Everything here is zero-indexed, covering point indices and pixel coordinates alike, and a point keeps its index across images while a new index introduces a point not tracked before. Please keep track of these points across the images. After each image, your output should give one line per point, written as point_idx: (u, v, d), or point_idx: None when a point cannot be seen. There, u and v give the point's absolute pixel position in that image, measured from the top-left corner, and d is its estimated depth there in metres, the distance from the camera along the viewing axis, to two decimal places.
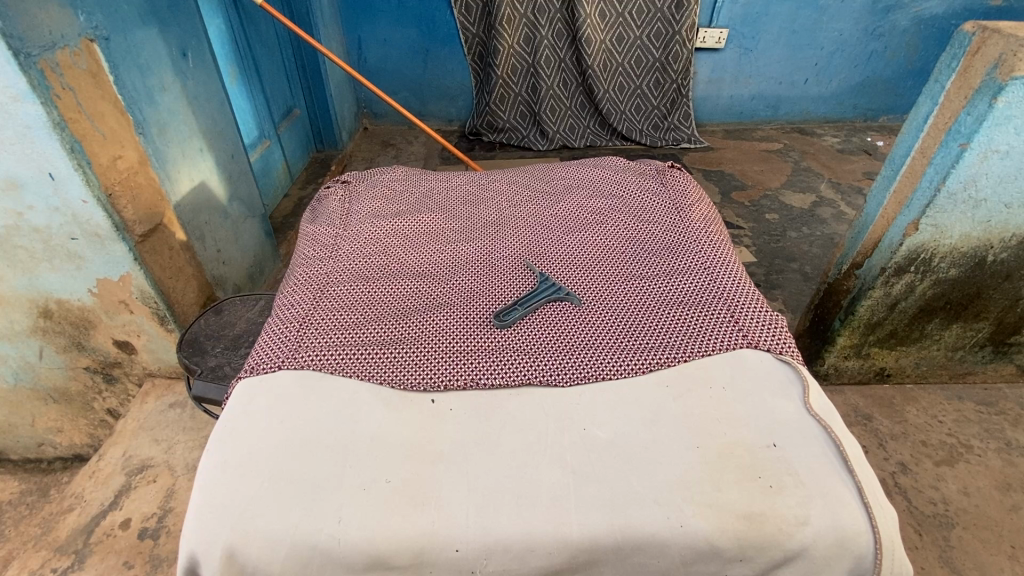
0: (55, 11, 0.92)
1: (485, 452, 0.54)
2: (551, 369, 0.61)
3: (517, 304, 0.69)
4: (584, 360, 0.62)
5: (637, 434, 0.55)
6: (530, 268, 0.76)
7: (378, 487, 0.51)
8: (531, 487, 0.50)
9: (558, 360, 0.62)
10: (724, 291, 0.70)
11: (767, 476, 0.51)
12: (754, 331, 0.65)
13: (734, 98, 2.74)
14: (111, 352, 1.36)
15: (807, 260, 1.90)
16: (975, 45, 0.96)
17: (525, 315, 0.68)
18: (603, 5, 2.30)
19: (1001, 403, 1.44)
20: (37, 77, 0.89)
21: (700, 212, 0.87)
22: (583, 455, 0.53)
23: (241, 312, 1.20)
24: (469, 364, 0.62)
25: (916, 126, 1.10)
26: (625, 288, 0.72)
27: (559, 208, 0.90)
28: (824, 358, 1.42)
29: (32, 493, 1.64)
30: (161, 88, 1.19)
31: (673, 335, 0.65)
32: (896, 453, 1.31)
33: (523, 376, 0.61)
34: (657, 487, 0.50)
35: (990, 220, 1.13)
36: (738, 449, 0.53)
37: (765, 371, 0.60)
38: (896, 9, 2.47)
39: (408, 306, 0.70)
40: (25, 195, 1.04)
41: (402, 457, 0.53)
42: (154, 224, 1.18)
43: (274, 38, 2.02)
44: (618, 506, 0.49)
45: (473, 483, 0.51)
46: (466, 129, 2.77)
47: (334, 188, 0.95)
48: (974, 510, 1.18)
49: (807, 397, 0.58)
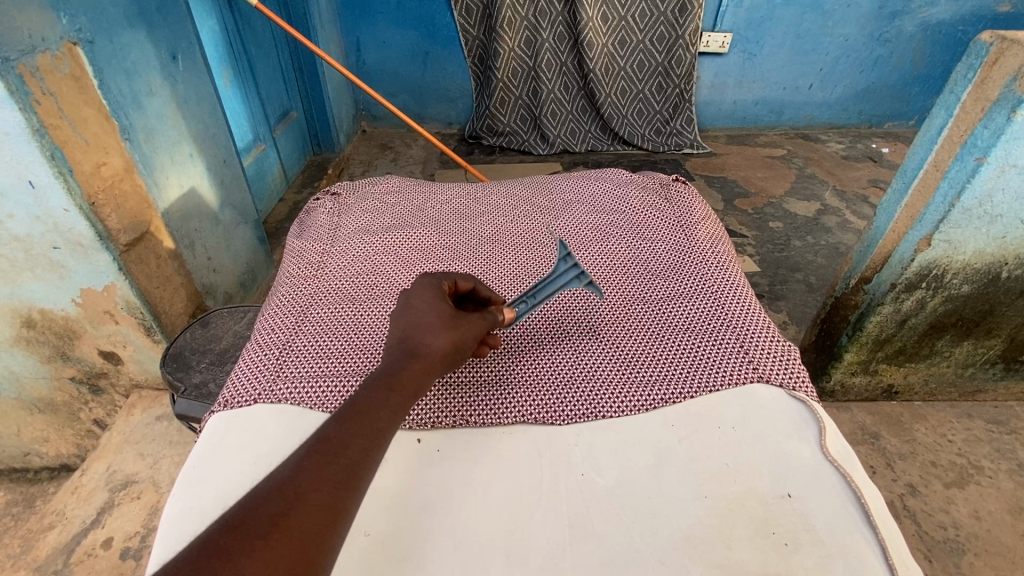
0: (34, 12, 0.88)
1: (470, 501, 0.50)
2: (544, 404, 0.58)
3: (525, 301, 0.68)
4: (583, 395, 0.59)
5: (637, 482, 0.51)
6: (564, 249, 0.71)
7: (355, 541, 0.47)
8: (520, 545, 0.46)
9: (555, 394, 0.59)
10: (731, 319, 0.67)
11: (783, 534, 0.46)
12: (765, 363, 0.61)
13: (738, 103, 2.70)
14: (96, 363, 1.32)
15: (812, 270, 1.86)
16: (992, 55, 0.92)
17: (522, 341, 0.66)
18: (605, 8, 2.27)
19: (1012, 422, 1.39)
20: (16, 82, 0.85)
21: (707, 230, 0.83)
22: (578, 506, 0.49)
23: (229, 325, 1.15)
24: (462, 402, 0.59)
25: (929, 138, 1.06)
26: (627, 316, 0.69)
27: (556, 225, 0.86)
28: (830, 374, 1.38)
29: (17, 503, 1.59)
30: (149, 92, 1.15)
31: (678, 368, 0.61)
32: (904, 473, 1.26)
33: (519, 413, 0.58)
34: (659, 548, 0.46)
35: (1005, 236, 1.09)
36: (749, 500, 0.49)
37: (777, 410, 0.56)
38: (903, 14, 2.43)
39: None
40: (4, 203, 1.00)
41: (380, 507, 0.50)
42: (140, 233, 1.14)
43: (270, 40, 1.98)
44: (616, 566, 0.45)
45: (458, 537, 0.47)
46: (466, 132, 2.72)
47: (323, 200, 0.92)
48: (985, 535, 1.14)
49: (823, 440, 0.53)
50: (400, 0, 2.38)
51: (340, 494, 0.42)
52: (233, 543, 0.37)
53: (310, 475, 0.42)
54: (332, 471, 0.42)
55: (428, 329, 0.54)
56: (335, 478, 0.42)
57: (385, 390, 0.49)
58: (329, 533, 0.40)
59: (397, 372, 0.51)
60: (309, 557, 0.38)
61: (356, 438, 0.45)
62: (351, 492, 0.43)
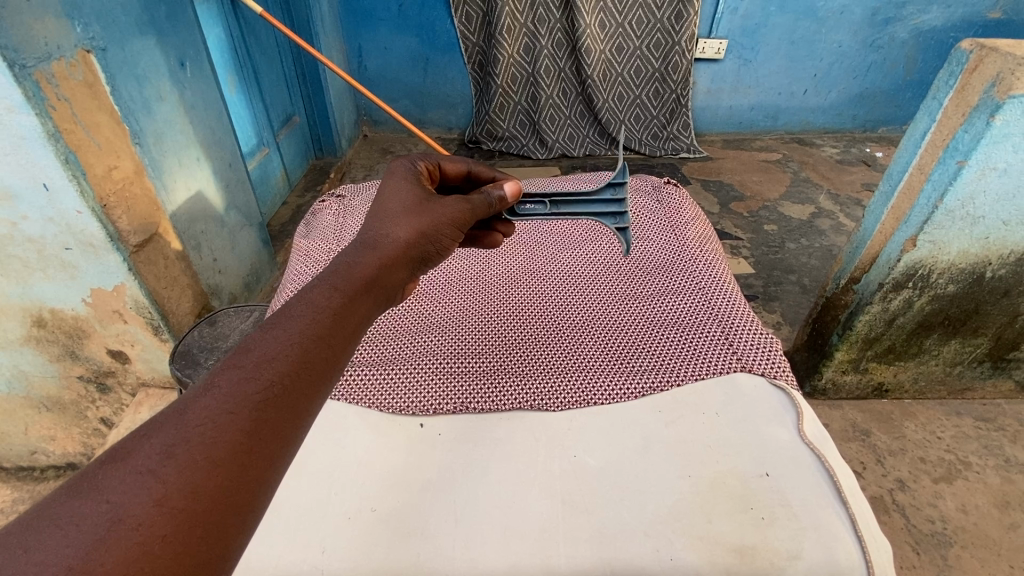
0: (52, 21, 0.92)
1: (474, 479, 0.60)
2: (555, 392, 0.69)
3: (546, 200, 0.75)
4: (589, 382, 0.69)
5: (629, 463, 0.61)
6: (620, 182, 0.76)
7: (363, 515, 0.57)
8: (519, 518, 0.56)
9: (564, 383, 0.70)
10: (717, 312, 0.77)
11: (760, 509, 0.56)
12: (746, 353, 0.71)
13: (734, 108, 2.75)
14: (105, 362, 1.34)
15: (806, 272, 1.90)
16: (973, 62, 0.96)
17: (536, 335, 0.77)
18: (602, 15, 2.31)
19: (1000, 420, 1.43)
20: (32, 88, 0.88)
21: (696, 231, 0.94)
22: (575, 486, 0.59)
23: (235, 324, 1.19)
24: (488, 386, 0.70)
25: (914, 142, 1.10)
26: (621, 314, 0.79)
27: (549, 238, 0.97)
28: (822, 373, 1.42)
29: (24, 501, 1.62)
30: (158, 98, 1.18)
31: (667, 359, 0.71)
32: (894, 469, 1.29)
33: (535, 398, 0.68)
34: (646, 522, 0.55)
35: (989, 237, 1.12)
36: (730, 478, 0.59)
37: (759, 397, 0.66)
38: (896, 21, 2.47)
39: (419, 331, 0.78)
40: (18, 204, 1.03)
41: (387, 487, 0.59)
42: (149, 235, 1.18)
43: (274, 47, 2.02)
44: (609, 539, 0.54)
45: (459, 513, 0.57)
46: (465, 137, 2.77)
47: (328, 201, 0.99)
48: (973, 529, 1.17)
49: (801, 424, 0.63)
50: (402, 7, 2.42)
51: (258, 419, 0.38)
52: (114, 478, 0.32)
53: (223, 395, 0.38)
54: (248, 394, 0.38)
55: (393, 217, 0.60)
56: (252, 401, 0.38)
57: (320, 297, 0.47)
58: (249, 463, 0.36)
59: (345, 269, 0.52)
60: (221, 491, 0.34)
61: (278, 355, 0.41)
62: (275, 413, 0.39)
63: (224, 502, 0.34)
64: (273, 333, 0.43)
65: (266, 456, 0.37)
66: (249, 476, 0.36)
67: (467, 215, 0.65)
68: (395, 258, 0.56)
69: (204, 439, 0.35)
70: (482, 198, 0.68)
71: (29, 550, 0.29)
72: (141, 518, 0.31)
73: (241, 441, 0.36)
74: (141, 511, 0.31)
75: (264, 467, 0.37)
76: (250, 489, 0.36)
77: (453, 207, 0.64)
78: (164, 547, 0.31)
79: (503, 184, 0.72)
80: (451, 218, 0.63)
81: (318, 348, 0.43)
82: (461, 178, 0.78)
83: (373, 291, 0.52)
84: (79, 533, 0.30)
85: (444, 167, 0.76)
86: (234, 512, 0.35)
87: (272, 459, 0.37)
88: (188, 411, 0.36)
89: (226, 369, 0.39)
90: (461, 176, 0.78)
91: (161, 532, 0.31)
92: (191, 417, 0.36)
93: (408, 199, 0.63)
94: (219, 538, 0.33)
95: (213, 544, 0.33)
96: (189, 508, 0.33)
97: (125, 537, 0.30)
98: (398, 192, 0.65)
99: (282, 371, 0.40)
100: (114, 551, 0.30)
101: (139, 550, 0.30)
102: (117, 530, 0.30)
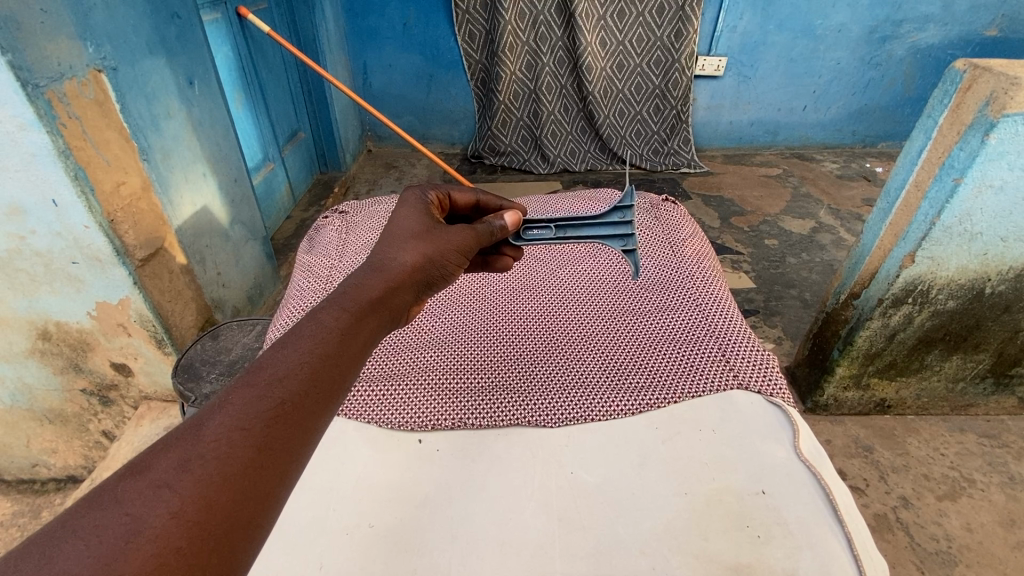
0: (64, 42, 0.94)
1: (473, 494, 0.60)
2: (555, 408, 0.69)
3: (552, 225, 0.76)
4: (587, 399, 0.70)
5: (627, 478, 0.61)
6: (629, 205, 0.76)
7: (361, 530, 0.57)
8: (518, 534, 0.56)
9: (562, 400, 0.70)
10: (715, 328, 0.78)
11: (757, 527, 0.56)
12: (744, 371, 0.71)
13: (734, 124, 2.77)
14: (108, 375, 1.35)
15: (807, 287, 1.90)
16: (967, 81, 0.97)
17: (537, 352, 0.78)
18: (603, 34, 2.35)
19: (1004, 436, 1.42)
20: (44, 107, 0.90)
21: (693, 247, 0.96)
22: (571, 500, 0.59)
23: (238, 337, 1.19)
24: (486, 403, 0.71)
25: (910, 159, 1.11)
26: (619, 330, 0.80)
27: (549, 254, 0.98)
28: (824, 388, 1.41)
29: (24, 514, 1.61)
30: (167, 115, 1.21)
31: (664, 375, 0.72)
32: (898, 486, 1.28)
33: (535, 415, 0.69)
34: (640, 539, 0.55)
35: (988, 253, 1.13)
36: (727, 495, 0.59)
37: (756, 414, 0.67)
38: (893, 39, 2.50)
39: (418, 348, 0.79)
40: (28, 219, 1.04)
41: (386, 503, 0.60)
42: (155, 249, 1.19)
43: (281, 65, 2.06)
44: (603, 554, 0.54)
45: (457, 530, 0.57)
46: (467, 152, 2.80)
47: (331, 218, 1.01)
48: (977, 547, 1.15)
49: (796, 441, 0.63)
50: (407, 26, 2.47)
51: (269, 435, 0.38)
52: (133, 491, 0.33)
53: (234, 411, 0.38)
54: (260, 412, 0.39)
55: (401, 242, 0.61)
56: (263, 417, 0.39)
57: (329, 317, 0.48)
58: (260, 478, 0.37)
59: (353, 291, 0.52)
60: (233, 504, 0.35)
61: (289, 373, 0.42)
62: (283, 430, 0.39)
63: (237, 517, 0.35)
64: (284, 352, 0.44)
65: (277, 472, 0.38)
66: (260, 490, 0.37)
67: (473, 236, 0.67)
68: (400, 281, 0.57)
69: (217, 454, 0.36)
70: (486, 227, 0.69)
71: (52, 561, 0.29)
72: (159, 529, 0.32)
73: (252, 456, 0.37)
74: (158, 523, 0.32)
75: (273, 482, 0.37)
76: (259, 503, 0.36)
77: (459, 235, 0.65)
78: (179, 559, 0.31)
79: (503, 214, 0.73)
80: (456, 244, 0.64)
81: (326, 367, 0.44)
82: (470, 206, 0.80)
83: (378, 311, 0.53)
84: (99, 544, 0.30)
85: (455, 197, 0.78)
86: (245, 525, 0.35)
87: (281, 474, 0.38)
88: (204, 427, 0.37)
89: (240, 387, 0.40)
90: (470, 205, 0.79)
91: (176, 544, 0.32)
92: (206, 434, 0.36)
93: (413, 226, 0.64)
94: (229, 550, 0.34)
95: (225, 557, 0.33)
96: (204, 525, 0.33)
97: (144, 548, 0.31)
98: (404, 216, 0.67)
99: (292, 390, 0.41)
100: (132, 562, 0.30)
101: (156, 561, 0.31)
102: (135, 542, 0.31)
